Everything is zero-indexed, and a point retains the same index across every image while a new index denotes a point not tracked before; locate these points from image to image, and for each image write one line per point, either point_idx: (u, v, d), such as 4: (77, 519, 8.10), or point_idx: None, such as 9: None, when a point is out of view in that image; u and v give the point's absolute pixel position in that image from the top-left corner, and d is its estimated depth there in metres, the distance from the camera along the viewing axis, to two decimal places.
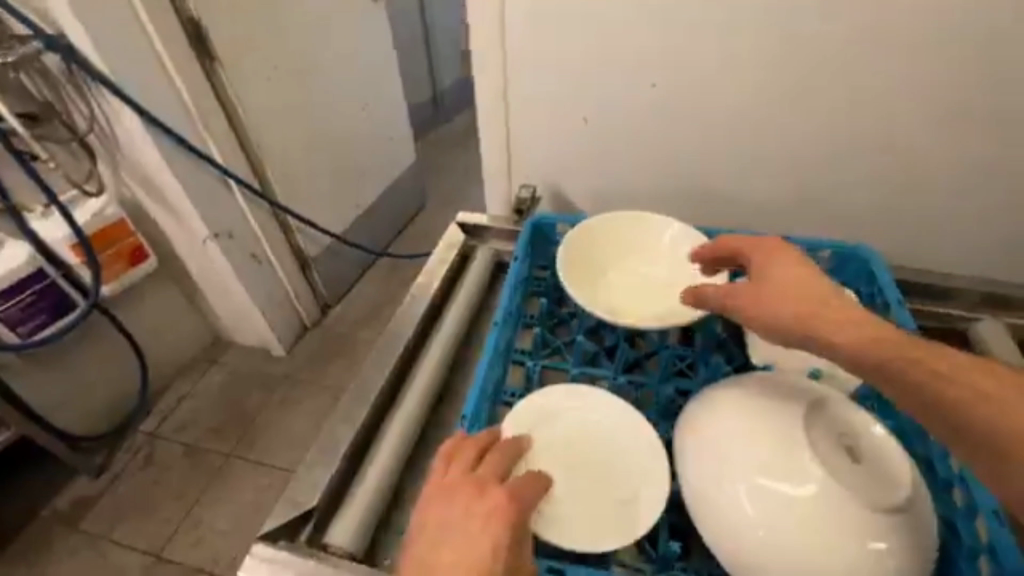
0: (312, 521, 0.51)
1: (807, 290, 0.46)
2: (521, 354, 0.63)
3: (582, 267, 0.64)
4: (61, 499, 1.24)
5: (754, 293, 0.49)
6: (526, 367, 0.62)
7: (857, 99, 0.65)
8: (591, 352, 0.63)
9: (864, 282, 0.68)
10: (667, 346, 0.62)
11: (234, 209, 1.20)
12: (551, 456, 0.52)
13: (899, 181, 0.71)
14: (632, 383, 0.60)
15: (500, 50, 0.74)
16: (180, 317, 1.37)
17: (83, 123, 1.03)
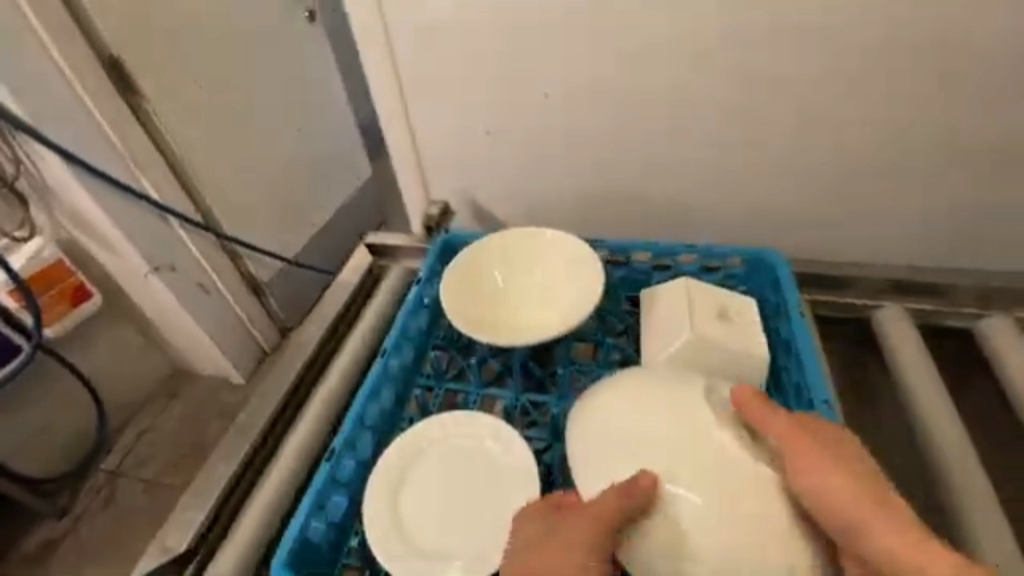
0: (196, 560, 0.53)
1: (856, 471, 0.44)
2: (428, 378, 0.65)
3: (469, 289, 0.67)
4: (28, 542, 1.25)
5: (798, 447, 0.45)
6: (434, 394, 0.64)
7: (755, 95, 0.62)
8: (496, 370, 0.65)
9: (770, 288, 0.67)
10: (573, 363, 0.64)
11: (176, 243, 1.19)
12: (430, 491, 0.54)
13: (814, 176, 0.67)
14: (529, 403, 0.62)
15: (392, 66, 0.71)
16: (135, 352, 1.36)
17: (11, 168, 1.02)
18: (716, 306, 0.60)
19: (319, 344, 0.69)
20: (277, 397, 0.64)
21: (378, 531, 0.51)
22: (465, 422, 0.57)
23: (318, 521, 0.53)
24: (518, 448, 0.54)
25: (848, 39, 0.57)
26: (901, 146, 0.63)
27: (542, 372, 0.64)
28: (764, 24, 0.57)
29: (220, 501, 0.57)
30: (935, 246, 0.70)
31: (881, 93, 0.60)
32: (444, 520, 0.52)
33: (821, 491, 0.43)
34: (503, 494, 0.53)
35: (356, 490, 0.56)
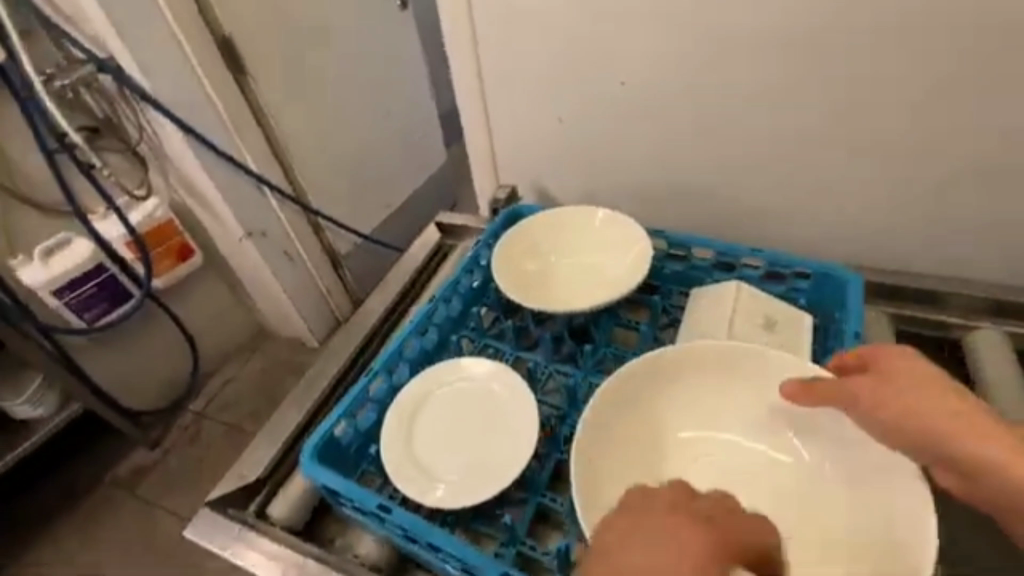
0: (261, 495, 0.59)
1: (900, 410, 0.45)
2: (473, 330, 0.69)
3: (517, 262, 0.71)
4: (122, 467, 1.41)
5: (857, 384, 0.48)
6: (475, 342, 0.68)
7: (843, 89, 0.60)
8: (534, 337, 0.68)
9: (839, 309, 0.63)
10: (610, 345, 0.66)
11: (268, 211, 1.29)
12: (443, 424, 0.60)
13: (903, 178, 0.64)
14: (558, 370, 0.64)
15: (474, 51, 0.73)
16: (226, 309, 1.49)
17: (135, 134, 1.15)
18: (761, 316, 0.61)
19: (385, 305, 0.74)
20: (343, 351, 0.69)
21: (394, 450, 0.57)
22: (483, 368, 0.63)
23: (347, 425, 0.59)
24: (526, 401, 0.59)
25: (952, 31, 0.54)
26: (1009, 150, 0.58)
27: (573, 345, 0.66)
28: (858, 16, 0.55)
29: (280, 457, 0.62)
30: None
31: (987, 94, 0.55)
32: (451, 451, 0.58)
33: (895, 411, 0.45)
34: (510, 434, 0.58)
35: (384, 409, 0.62)
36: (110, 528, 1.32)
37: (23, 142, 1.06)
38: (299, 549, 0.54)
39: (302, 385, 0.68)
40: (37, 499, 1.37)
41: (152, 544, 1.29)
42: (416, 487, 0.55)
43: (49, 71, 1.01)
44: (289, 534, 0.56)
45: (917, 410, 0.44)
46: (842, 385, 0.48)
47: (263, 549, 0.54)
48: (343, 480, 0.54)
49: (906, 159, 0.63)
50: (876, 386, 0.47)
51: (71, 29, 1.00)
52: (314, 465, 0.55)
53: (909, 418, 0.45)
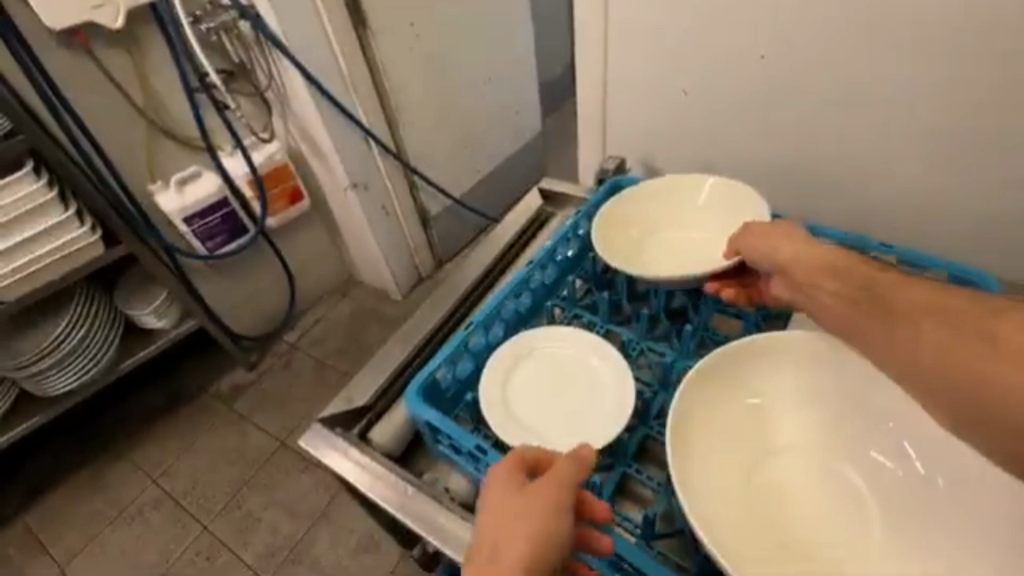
0: (364, 421, 0.64)
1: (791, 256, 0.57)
2: (566, 299, 0.71)
3: (619, 229, 0.71)
4: (223, 383, 1.56)
5: (806, 250, 0.56)
6: (568, 312, 0.71)
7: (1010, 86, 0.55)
8: (626, 314, 0.70)
9: None
10: (705, 328, 0.66)
11: (372, 164, 1.36)
12: (538, 384, 0.62)
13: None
14: (651, 349, 0.65)
15: (602, 18, 0.72)
16: (324, 253, 1.59)
17: (264, 80, 1.23)
18: None
19: (485, 263, 0.77)
20: (444, 302, 0.73)
21: (491, 398, 0.60)
22: (580, 337, 0.65)
23: (447, 371, 0.62)
24: (621, 373, 0.60)
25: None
26: None
27: (668, 326, 0.68)
28: None
29: (384, 388, 0.67)
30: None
31: None
32: (544, 411, 0.60)
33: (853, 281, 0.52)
34: (602, 401, 0.60)
35: (481, 362, 0.65)
36: (208, 434, 1.48)
37: (170, 80, 1.16)
38: (395, 472, 0.58)
39: (405, 329, 0.72)
40: (150, 400, 1.55)
41: (242, 454, 1.43)
42: (510, 437, 0.57)
43: (197, 14, 1.10)
44: (386, 457, 0.61)
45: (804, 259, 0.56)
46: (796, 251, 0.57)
47: (362, 467, 0.59)
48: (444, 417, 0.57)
49: None
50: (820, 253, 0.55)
51: None
52: (418, 401, 0.58)
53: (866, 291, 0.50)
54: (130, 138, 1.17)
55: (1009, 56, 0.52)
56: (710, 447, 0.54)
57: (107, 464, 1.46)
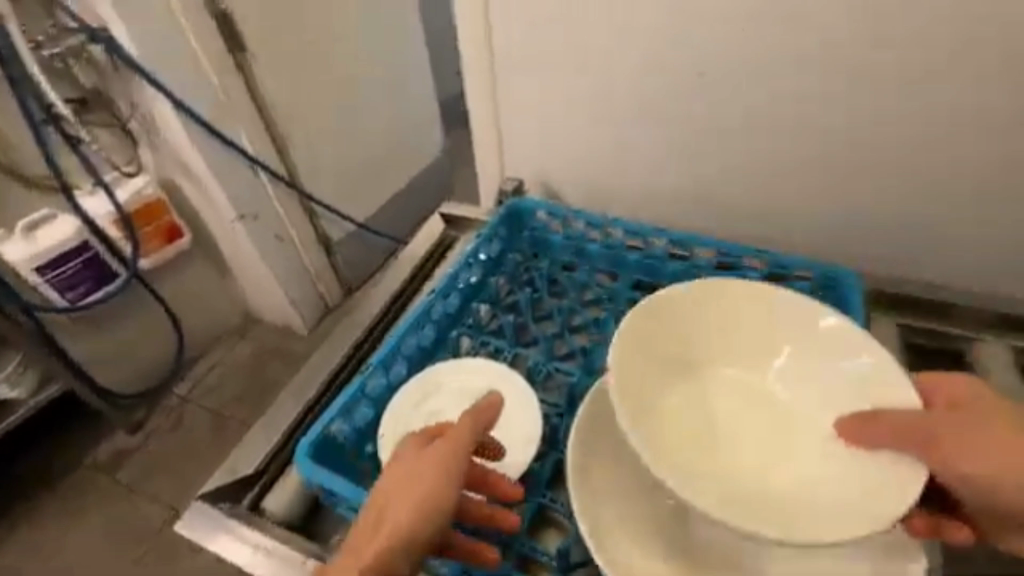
0: (256, 488, 0.59)
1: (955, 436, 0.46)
2: (472, 326, 0.68)
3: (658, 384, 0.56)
4: (102, 451, 1.38)
5: (987, 428, 0.46)
6: (473, 340, 0.68)
7: (858, 97, 0.61)
8: (531, 335, 0.68)
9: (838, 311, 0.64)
10: (608, 343, 0.66)
11: (262, 193, 1.26)
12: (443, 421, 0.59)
13: (919, 189, 0.65)
14: (558, 370, 0.64)
15: (486, 39, 0.71)
16: (215, 294, 1.45)
17: (127, 108, 1.11)
18: None
19: (385, 299, 0.72)
20: (342, 345, 0.68)
21: (389, 446, 0.57)
22: (480, 365, 0.62)
23: (343, 423, 0.58)
24: (528, 404, 0.59)
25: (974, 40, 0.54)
26: (1007, 165, 0.60)
27: (574, 343, 0.67)
28: (877, 26, 0.56)
29: (274, 451, 0.62)
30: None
31: (990, 113, 0.58)
32: None
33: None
34: (508, 433, 0.58)
35: (381, 407, 0.61)
36: (89, 512, 1.30)
37: (9, 111, 1.00)
38: (287, 543, 0.54)
39: (300, 377, 0.67)
40: (14, 480, 1.34)
41: (132, 529, 1.27)
42: None
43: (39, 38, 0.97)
44: (281, 528, 0.56)
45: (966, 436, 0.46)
46: (964, 428, 0.46)
47: (252, 543, 0.55)
48: (339, 478, 0.53)
49: (919, 168, 0.63)
50: (992, 421, 0.47)
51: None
52: (309, 463, 0.54)
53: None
54: None
55: (852, 66, 0.59)
56: (623, 512, 0.55)
57: None
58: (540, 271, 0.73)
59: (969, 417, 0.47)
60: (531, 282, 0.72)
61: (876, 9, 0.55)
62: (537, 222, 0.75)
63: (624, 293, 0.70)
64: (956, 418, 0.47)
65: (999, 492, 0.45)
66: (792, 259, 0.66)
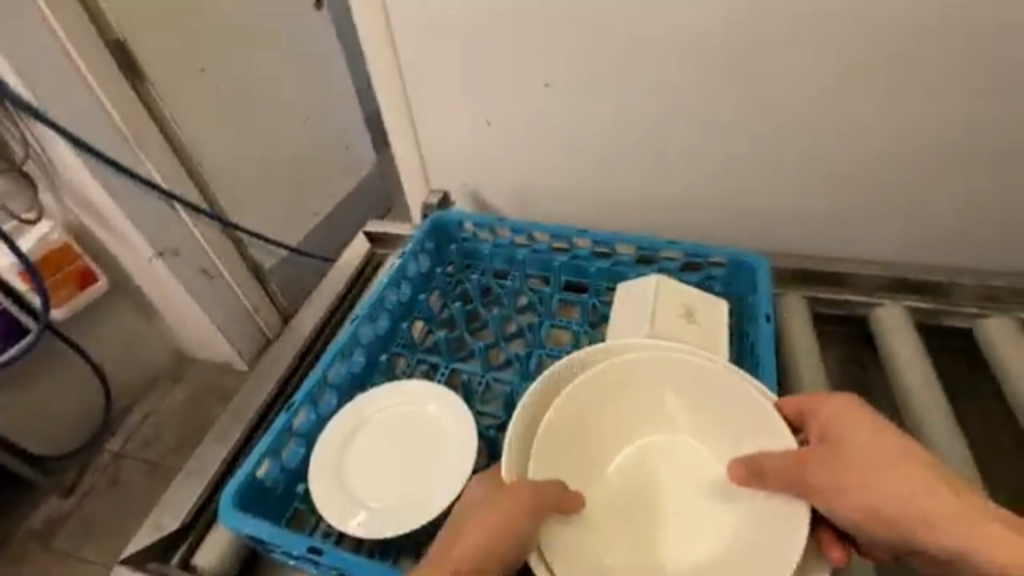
0: (186, 544, 0.57)
1: (819, 479, 0.48)
2: (405, 346, 0.68)
3: (579, 459, 0.56)
4: (33, 519, 1.28)
5: (844, 466, 0.46)
6: (408, 359, 0.67)
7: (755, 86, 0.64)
8: (466, 347, 0.68)
9: (752, 291, 0.67)
10: (543, 347, 0.67)
11: (182, 228, 1.19)
12: (375, 451, 0.58)
13: (817, 168, 0.68)
14: (496, 379, 0.65)
15: (393, 53, 0.71)
16: (143, 337, 1.36)
17: (20, 150, 1.03)
18: (680, 306, 0.62)
19: (310, 327, 0.70)
20: (270, 379, 0.66)
21: (321, 483, 0.55)
22: (410, 389, 0.61)
23: (272, 464, 0.57)
24: (461, 418, 0.58)
25: (853, 43, 0.59)
26: (893, 139, 0.65)
27: (509, 352, 0.67)
28: (761, 18, 0.59)
29: (202, 502, 0.60)
30: (934, 246, 0.72)
31: (869, 93, 0.62)
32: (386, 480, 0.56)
33: (900, 503, 0.44)
34: (443, 453, 0.57)
35: (313, 441, 0.60)
36: None
37: None
38: None
39: (226, 418, 0.65)
40: None
41: None
42: (349, 526, 0.53)
43: None
44: None
45: (829, 479, 0.47)
46: (831, 472, 0.47)
47: None
48: (268, 524, 0.52)
49: (814, 149, 0.67)
50: (861, 462, 0.46)
51: None
52: (234, 513, 0.53)
53: (885, 503, 0.44)
54: None
55: (743, 59, 0.62)
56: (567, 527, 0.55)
57: None
58: (471, 283, 0.72)
59: (840, 461, 0.47)
60: (463, 294, 0.72)
61: (758, 3, 0.58)
62: (464, 234, 0.74)
63: (554, 296, 0.70)
64: (819, 459, 0.48)
65: (865, 530, 0.46)
66: (706, 247, 0.68)
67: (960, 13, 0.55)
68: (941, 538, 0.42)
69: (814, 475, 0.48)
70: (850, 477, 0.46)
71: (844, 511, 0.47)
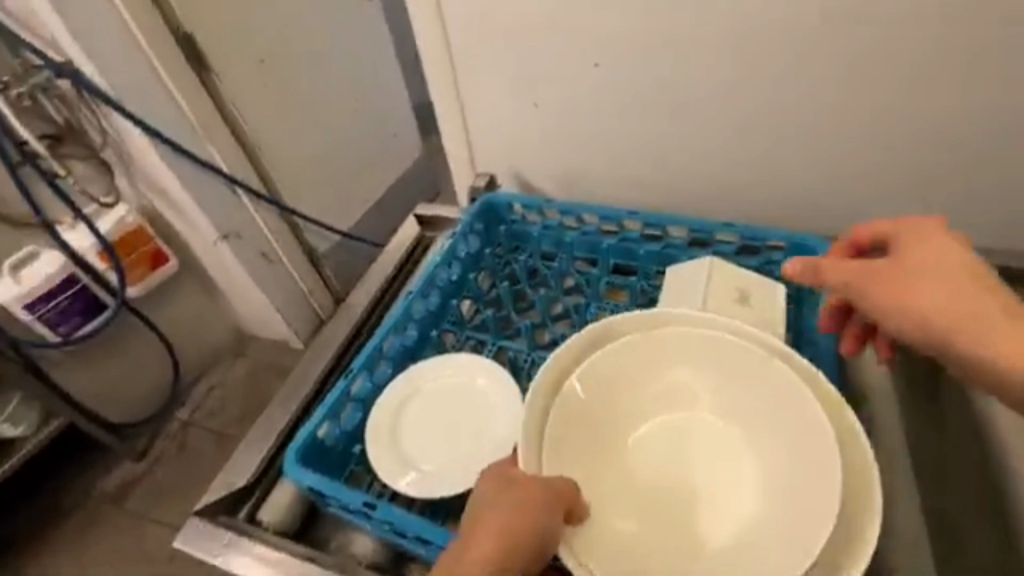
0: (252, 500, 0.62)
1: (882, 279, 0.48)
2: (454, 323, 0.70)
3: (590, 437, 0.55)
4: (109, 480, 1.39)
5: (911, 275, 0.47)
6: (457, 336, 0.70)
7: (799, 73, 0.62)
8: (513, 326, 0.70)
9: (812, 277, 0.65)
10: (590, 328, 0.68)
11: (243, 213, 1.25)
12: (424, 418, 0.61)
13: (881, 148, 0.65)
14: (541, 357, 0.67)
15: (443, 38, 0.72)
16: (207, 315, 1.44)
17: (99, 138, 1.11)
18: (735, 289, 0.62)
19: (366, 303, 0.73)
20: (328, 352, 0.70)
21: (377, 446, 0.58)
22: (457, 361, 0.63)
23: (331, 426, 0.60)
24: (507, 392, 0.60)
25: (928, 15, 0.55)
26: (968, 118, 0.61)
27: (554, 331, 0.69)
28: None
29: (266, 461, 0.64)
30: (1020, 228, 0.66)
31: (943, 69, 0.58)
32: (434, 447, 0.59)
33: (953, 311, 0.44)
34: (490, 424, 0.59)
35: (368, 408, 0.63)
36: (100, 543, 1.31)
37: None
38: (288, 553, 0.57)
39: (287, 387, 0.69)
40: (26, 518, 1.35)
41: (145, 555, 1.29)
42: (399, 485, 0.56)
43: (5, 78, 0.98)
44: (280, 537, 0.58)
45: (889, 282, 0.48)
46: (890, 282, 0.48)
47: (252, 554, 0.57)
48: (328, 480, 0.55)
49: (879, 129, 0.64)
50: (927, 273, 0.46)
51: (24, 33, 0.96)
52: (298, 467, 0.56)
53: (937, 309, 0.45)
54: None
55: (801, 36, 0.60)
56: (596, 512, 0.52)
57: None
58: (519, 264, 0.74)
59: (906, 273, 0.47)
60: (511, 274, 0.74)
61: None
62: (513, 216, 0.75)
63: (602, 279, 0.71)
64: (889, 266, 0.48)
65: (902, 331, 0.47)
66: (764, 230, 0.66)
67: (960, 14, 0.54)
68: (980, 345, 0.43)
69: (878, 277, 0.48)
70: (913, 282, 0.47)
71: (889, 311, 0.47)
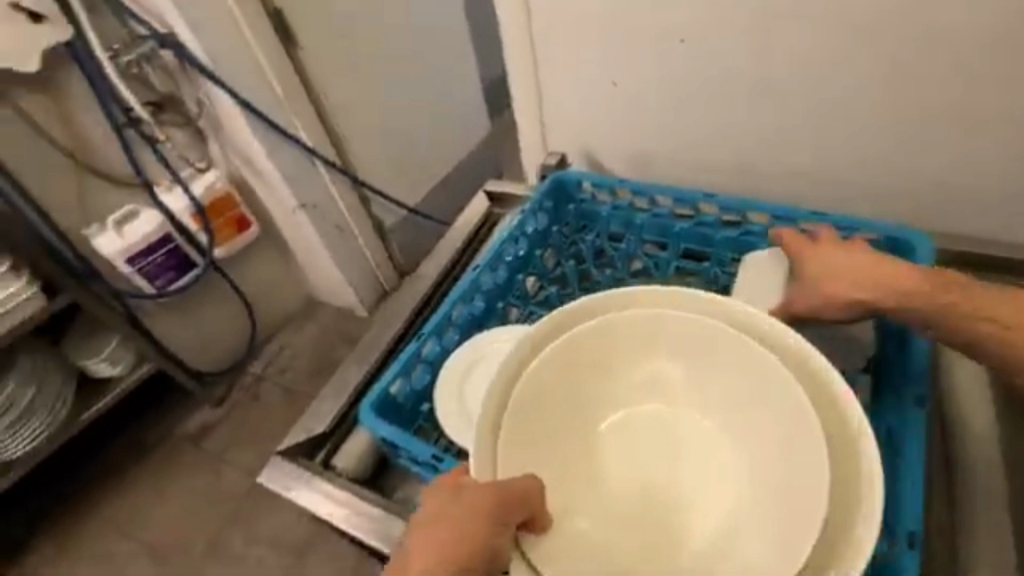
0: (327, 447, 0.67)
1: (821, 287, 0.56)
2: (519, 297, 0.72)
3: (556, 419, 0.57)
4: (189, 424, 1.52)
5: (837, 268, 0.56)
6: (522, 311, 0.72)
7: (899, 53, 0.59)
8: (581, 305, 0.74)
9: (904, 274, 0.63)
10: None
11: (320, 184, 1.32)
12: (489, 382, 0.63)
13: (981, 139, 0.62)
14: None
15: (525, 13, 0.72)
16: (281, 278, 1.53)
17: (195, 108, 1.19)
18: None
19: (436, 273, 0.77)
20: (401, 316, 0.74)
21: (446, 406, 0.62)
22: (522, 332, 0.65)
23: (402, 384, 0.63)
24: None
25: None
26: None
27: None
28: None
29: (342, 412, 0.69)
30: None
31: None
32: None
33: (882, 283, 0.53)
34: None
35: (437, 370, 0.66)
36: (180, 478, 1.44)
37: (96, 120, 1.11)
38: (361, 497, 0.61)
39: (361, 346, 0.74)
40: (117, 451, 1.50)
41: (219, 493, 1.40)
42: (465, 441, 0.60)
43: (115, 47, 1.06)
44: (353, 482, 0.63)
45: (829, 287, 0.56)
46: (827, 283, 0.56)
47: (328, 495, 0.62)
48: (400, 431, 0.58)
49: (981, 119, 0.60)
50: (845, 266, 0.56)
51: (133, 3, 1.03)
52: (373, 418, 0.60)
53: (872, 286, 0.54)
54: (63, 185, 1.12)
55: (901, 16, 0.57)
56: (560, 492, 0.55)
57: (73, 526, 1.41)
58: (587, 243, 0.75)
59: (831, 269, 0.56)
60: (580, 252, 0.75)
61: None
62: (583, 194, 0.75)
63: (672, 263, 0.72)
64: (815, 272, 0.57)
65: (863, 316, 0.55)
66: (853, 220, 0.64)
67: None
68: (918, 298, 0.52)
69: (819, 285, 0.57)
70: (843, 277, 0.55)
71: (845, 308, 0.55)
